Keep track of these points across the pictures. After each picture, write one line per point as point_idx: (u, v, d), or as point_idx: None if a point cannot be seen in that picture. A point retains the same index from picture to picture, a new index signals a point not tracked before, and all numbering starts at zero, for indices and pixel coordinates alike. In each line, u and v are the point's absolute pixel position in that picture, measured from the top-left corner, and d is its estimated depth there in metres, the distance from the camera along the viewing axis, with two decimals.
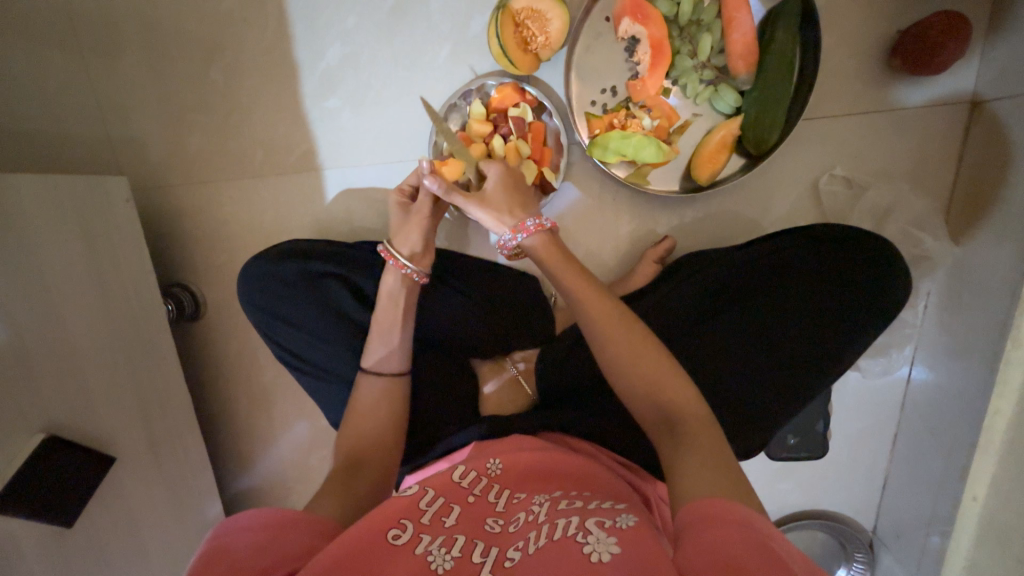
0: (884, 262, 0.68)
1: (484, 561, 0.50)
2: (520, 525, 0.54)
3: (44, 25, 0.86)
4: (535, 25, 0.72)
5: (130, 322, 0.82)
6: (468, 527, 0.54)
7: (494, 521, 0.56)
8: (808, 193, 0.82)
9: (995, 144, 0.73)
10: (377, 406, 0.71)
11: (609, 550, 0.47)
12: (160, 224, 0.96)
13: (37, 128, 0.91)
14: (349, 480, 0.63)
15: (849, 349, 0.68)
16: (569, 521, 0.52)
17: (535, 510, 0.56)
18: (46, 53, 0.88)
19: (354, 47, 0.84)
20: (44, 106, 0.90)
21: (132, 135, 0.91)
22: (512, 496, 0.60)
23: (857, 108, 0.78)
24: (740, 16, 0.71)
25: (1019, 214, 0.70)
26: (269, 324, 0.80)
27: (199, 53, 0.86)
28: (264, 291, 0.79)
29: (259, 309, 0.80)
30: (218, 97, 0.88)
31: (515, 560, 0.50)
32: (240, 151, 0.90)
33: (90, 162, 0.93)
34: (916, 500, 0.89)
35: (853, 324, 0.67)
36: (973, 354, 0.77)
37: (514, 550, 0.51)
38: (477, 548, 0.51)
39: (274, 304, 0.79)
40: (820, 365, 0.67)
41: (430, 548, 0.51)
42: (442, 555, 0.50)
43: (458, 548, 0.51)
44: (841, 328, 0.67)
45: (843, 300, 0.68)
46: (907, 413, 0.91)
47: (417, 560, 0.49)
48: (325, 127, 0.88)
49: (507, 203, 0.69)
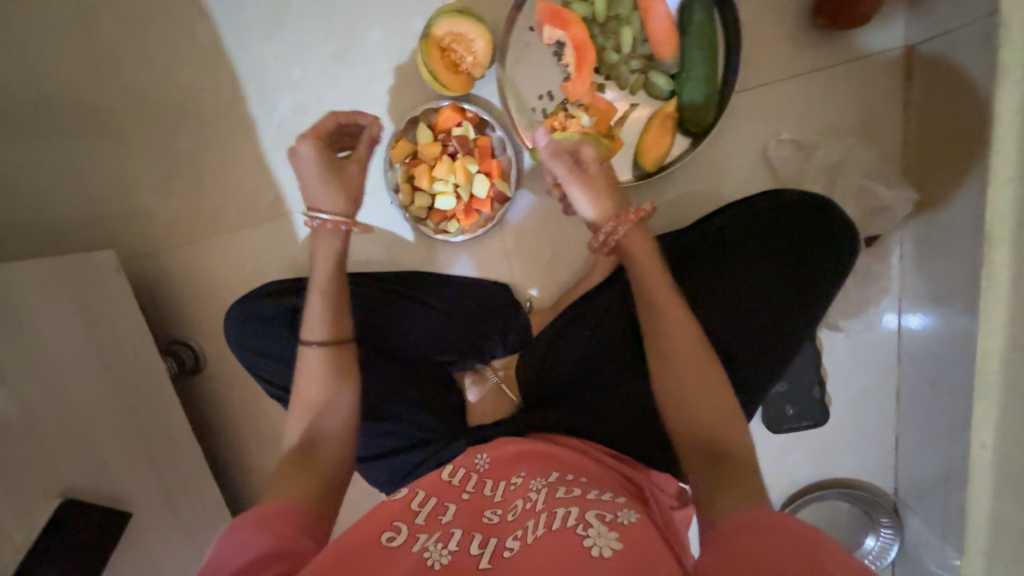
0: (834, 223, 0.69)
1: (482, 552, 0.52)
2: (518, 513, 0.56)
3: (27, 123, 0.94)
4: (460, 48, 0.75)
5: (133, 383, 0.87)
6: (465, 520, 0.57)
7: (492, 512, 0.58)
8: (759, 162, 0.82)
9: (934, 83, 0.72)
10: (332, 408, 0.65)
11: (610, 545, 0.48)
12: (152, 288, 1.01)
13: (31, 218, 0.98)
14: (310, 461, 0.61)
15: (808, 314, 0.67)
16: (569, 513, 0.53)
17: (532, 496, 0.58)
18: (32, 148, 0.95)
19: (303, 96, 0.89)
20: (36, 196, 0.97)
21: (115, 209, 0.97)
22: (509, 484, 0.62)
23: (791, 72, 0.79)
24: (654, 4, 0.72)
25: (964, 149, 0.69)
26: (255, 362, 0.82)
27: (165, 124, 0.93)
28: (247, 332, 0.82)
29: (244, 350, 0.83)
30: (188, 164, 0.94)
31: (513, 549, 0.51)
32: (215, 208, 0.96)
33: (79, 239, 0.99)
34: (928, 456, 0.86)
35: (820, 281, 0.67)
36: (954, 301, 0.74)
37: (513, 539, 0.52)
38: (474, 540, 0.53)
39: (258, 343, 0.82)
40: (790, 329, 0.67)
41: (426, 544, 0.53)
42: (439, 550, 0.52)
43: (454, 542, 0.53)
44: (800, 292, 0.67)
45: (798, 266, 0.68)
46: (905, 367, 0.88)
47: (415, 556, 0.51)
48: (289, 174, 0.92)
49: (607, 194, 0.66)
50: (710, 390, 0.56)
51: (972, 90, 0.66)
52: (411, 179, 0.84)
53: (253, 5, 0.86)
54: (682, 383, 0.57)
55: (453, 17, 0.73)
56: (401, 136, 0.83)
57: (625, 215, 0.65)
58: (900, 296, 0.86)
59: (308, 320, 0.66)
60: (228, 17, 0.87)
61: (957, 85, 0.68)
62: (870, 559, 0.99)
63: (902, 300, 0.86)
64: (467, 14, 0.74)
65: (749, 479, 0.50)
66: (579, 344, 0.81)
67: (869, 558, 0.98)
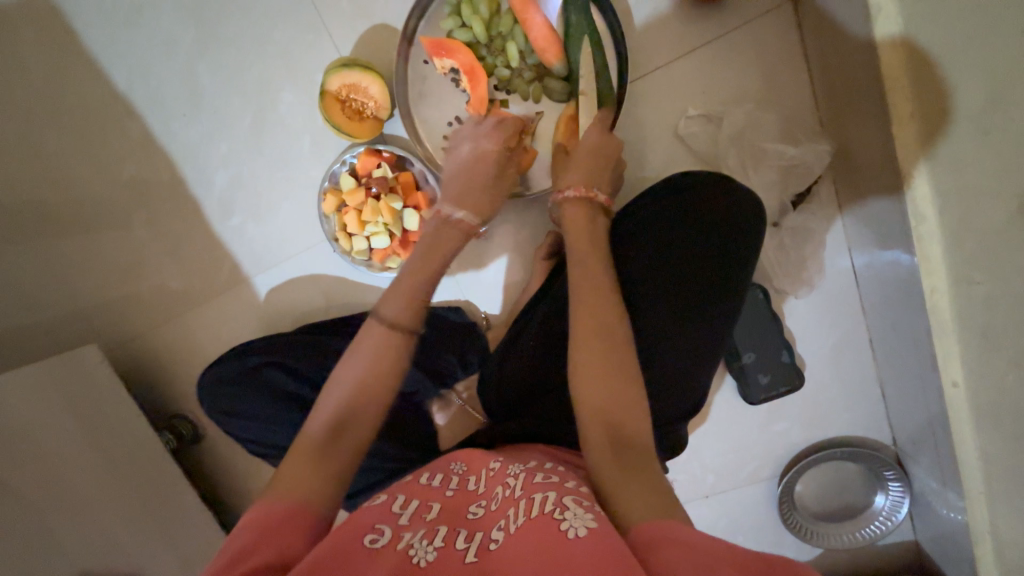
0: (734, 193, 0.70)
1: (468, 546, 0.50)
2: (499, 502, 0.55)
3: None
4: (358, 96, 0.79)
5: (132, 464, 0.93)
6: (449, 517, 0.54)
7: (476, 506, 0.55)
8: (674, 142, 0.82)
9: (822, 31, 0.72)
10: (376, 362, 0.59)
11: (586, 524, 0.46)
12: (136, 373, 1.06)
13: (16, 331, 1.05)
14: (340, 441, 0.55)
15: (729, 294, 0.70)
16: (547, 498, 0.51)
17: (510, 483, 0.56)
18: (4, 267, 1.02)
19: (234, 168, 0.93)
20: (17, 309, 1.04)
21: (86, 308, 1.03)
22: (488, 472, 0.60)
23: (683, 49, 0.79)
24: (530, 15, 0.73)
25: (860, 91, 0.68)
26: (227, 422, 0.85)
27: (117, 220, 0.98)
28: (216, 395, 0.85)
29: (216, 415, 0.86)
30: (146, 250, 0.99)
31: (498, 540, 0.49)
32: (178, 288, 1.01)
33: (59, 343, 1.04)
34: (912, 403, 0.83)
35: (725, 249, 0.70)
36: (891, 241, 0.72)
37: (496, 530, 0.51)
38: (459, 534, 0.51)
39: (227, 404, 0.85)
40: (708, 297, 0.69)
41: (412, 541, 0.50)
42: (424, 547, 0.49)
43: (440, 538, 0.50)
44: (717, 275, 0.69)
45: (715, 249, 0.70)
46: (869, 317, 0.85)
47: (399, 555, 0.48)
48: (237, 242, 0.97)
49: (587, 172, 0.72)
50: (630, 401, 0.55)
51: (853, 32, 0.65)
52: (344, 226, 0.87)
53: (175, 94, 0.92)
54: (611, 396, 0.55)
55: (342, 71, 0.77)
56: (330, 187, 0.87)
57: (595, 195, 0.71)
58: (847, 242, 0.84)
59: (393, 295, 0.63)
60: (155, 110, 0.93)
61: (841, 29, 0.68)
62: (883, 518, 0.96)
63: (851, 245, 0.84)
64: (356, 64, 0.77)
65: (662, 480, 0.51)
66: (527, 353, 0.79)
67: (882, 517, 0.96)
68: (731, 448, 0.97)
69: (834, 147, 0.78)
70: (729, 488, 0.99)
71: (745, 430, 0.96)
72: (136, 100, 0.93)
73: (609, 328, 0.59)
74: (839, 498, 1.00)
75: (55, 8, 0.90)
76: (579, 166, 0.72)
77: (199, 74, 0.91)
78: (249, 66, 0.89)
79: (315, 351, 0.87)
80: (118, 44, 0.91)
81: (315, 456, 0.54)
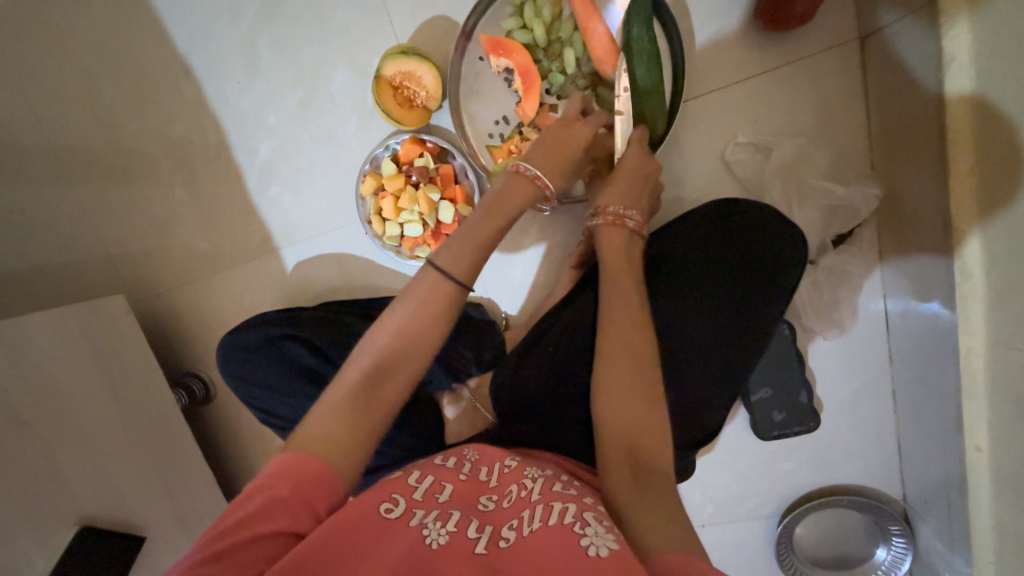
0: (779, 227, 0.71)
1: (479, 536, 0.52)
2: (513, 501, 0.56)
3: (38, 185, 1.03)
4: (411, 84, 0.80)
5: (144, 416, 0.95)
6: (461, 504, 0.56)
7: (488, 499, 0.57)
8: (719, 167, 0.81)
9: (888, 74, 0.71)
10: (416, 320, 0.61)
11: (608, 545, 0.47)
12: (157, 327, 1.08)
13: (46, 272, 1.07)
14: (370, 397, 0.57)
15: (762, 326, 0.69)
16: (567, 510, 0.52)
17: (527, 485, 0.58)
18: (44, 208, 1.04)
19: (279, 140, 0.95)
20: (52, 251, 1.07)
21: (118, 258, 1.05)
22: (503, 468, 0.61)
23: (740, 75, 0.79)
24: (593, 24, 0.73)
25: (921, 139, 0.66)
26: (244, 388, 0.87)
27: (160, 176, 1.00)
28: (235, 362, 0.87)
29: (232, 379, 0.88)
30: (183, 209, 1.01)
31: (509, 539, 0.51)
32: (209, 250, 1.02)
33: (88, 288, 1.07)
34: (930, 461, 0.81)
35: (765, 281, 0.69)
36: (931, 293, 0.70)
37: (508, 528, 0.52)
38: (471, 524, 0.53)
39: (245, 372, 0.86)
40: (740, 330, 0.68)
41: (425, 521, 0.52)
42: (437, 530, 0.52)
43: (453, 523, 0.53)
44: (754, 305, 0.69)
45: (755, 280, 0.69)
46: (896, 368, 0.84)
47: (413, 533, 0.51)
48: (272, 213, 0.98)
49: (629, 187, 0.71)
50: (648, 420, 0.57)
51: (923, 79, 0.64)
52: (380, 210, 0.88)
53: (231, 62, 0.94)
54: (633, 417, 0.57)
55: (399, 58, 0.77)
56: (371, 170, 0.87)
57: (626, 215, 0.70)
58: (884, 288, 0.82)
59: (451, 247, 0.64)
60: (210, 74, 0.95)
61: (909, 73, 0.66)
62: (881, 573, 0.94)
63: (886, 290, 0.82)
64: (412, 53, 0.77)
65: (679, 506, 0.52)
66: (548, 358, 0.78)
67: (881, 572, 0.94)
68: (734, 480, 0.96)
69: (883, 192, 0.77)
70: (726, 520, 0.98)
71: (751, 464, 0.95)
72: (194, 63, 0.95)
73: (635, 344, 0.61)
74: (838, 545, 0.98)
75: None
76: (620, 183, 0.71)
77: (257, 43, 0.92)
78: (307, 43, 0.90)
79: (335, 329, 0.87)
80: (184, 7, 0.93)
81: (345, 406, 0.56)
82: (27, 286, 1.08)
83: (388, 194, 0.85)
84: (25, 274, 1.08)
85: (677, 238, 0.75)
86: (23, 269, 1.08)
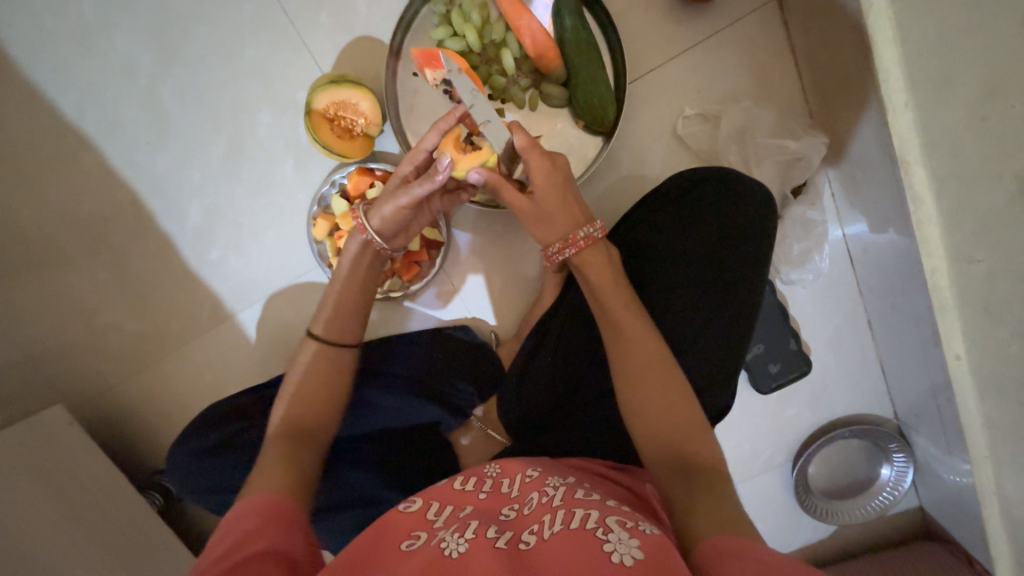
0: (747, 186, 0.72)
1: (497, 539, 0.51)
2: (534, 507, 0.55)
3: None
4: (348, 114, 0.74)
5: (118, 534, 0.84)
6: (483, 516, 0.55)
7: (510, 508, 0.57)
8: (673, 142, 0.82)
9: (812, 28, 0.74)
10: (313, 382, 0.65)
11: (632, 553, 0.46)
12: (107, 432, 0.95)
13: None
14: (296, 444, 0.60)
15: (756, 286, 0.70)
16: (590, 515, 0.51)
17: (548, 492, 0.57)
18: None
19: (210, 198, 0.86)
20: None
21: (43, 366, 0.92)
22: (525, 479, 0.61)
23: (676, 50, 0.80)
24: (525, 21, 0.71)
25: (857, 84, 0.70)
26: (216, 498, 0.74)
27: (76, 263, 0.88)
28: (195, 470, 0.73)
29: (202, 492, 0.75)
30: (112, 294, 0.90)
31: (529, 542, 0.50)
32: (154, 332, 0.91)
33: (13, 408, 0.92)
34: (916, 377, 0.86)
35: (750, 244, 0.70)
36: (891, 225, 0.74)
37: (529, 533, 0.52)
38: (490, 529, 0.52)
39: (217, 476, 0.73)
40: (732, 295, 0.69)
41: (445, 536, 0.51)
42: (456, 540, 0.51)
43: (471, 532, 0.52)
44: (746, 269, 0.70)
45: (744, 247, 0.70)
46: (867, 298, 0.89)
47: (433, 549, 0.50)
48: (219, 277, 0.89)
49: (561, 216, 0.67)
50: (677, 403, 0.59)
51: (846, 26, 0.67)
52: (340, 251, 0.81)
53: (135, 122, 0.84)
54: (660, 411, 0.59)
55: (330, 88, 0.72)
56: (322, 211, 0.81)
57: (574, 237, 0.66)
58: (838, 214, 0.87)
59: (322, 317, 0.68)
60: (114, 138, 0.84)
61: (833, 24, 0.70)
62: (890, 488, 1.00)
63: (840, 215, 0.87)
64: (344, 81, 0.73)
65: (726, 489, 0.53)
66: (548, 368, 0.78)
67: (890, 488, 1.00)
68: (746, 439, 0.99)
69: (827, 138, 0.81)
70: (747, 479, 1.00)
71: (757, 421, 0.98)
72: (90, 131, 0.84)
73: (660, 359, 0.62)
74: (848, 474, 1.03)
75: None
76: (552, 206, 0.67)
77: (161, 97, 0.83)
78: (221, 88, 0.82)
79: None
80: (65, 69, 0.82)
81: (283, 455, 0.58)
82: None
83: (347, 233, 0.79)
84: None
85: (661, 216, 0.74)
86: None
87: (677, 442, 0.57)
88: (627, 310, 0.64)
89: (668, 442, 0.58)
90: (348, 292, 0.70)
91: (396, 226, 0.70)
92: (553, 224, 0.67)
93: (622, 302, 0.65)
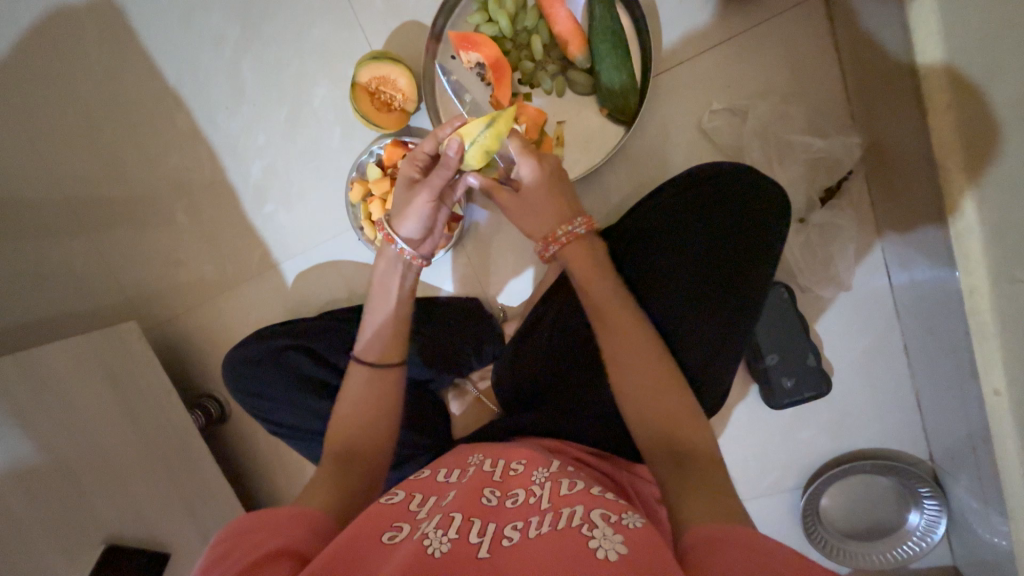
0: (758, 182, 0.72)
1: (482, 540, 0.49)
2: (519, 503, 0.53)
3: (47, 229, 1.07)
4: (387, 89, 0.82)
5: (161, 436, 0.97)
6: (465, 504, 0.53)
7: (492, 494, 0.55)
8: (698, 136, 0.83)
9: (853, 25, 0.72)
10: (364, 395, 0.68)
11: (616, 547, 0.45)
12: (168, 353, 1.11)
13: (55, 312, 1.10)
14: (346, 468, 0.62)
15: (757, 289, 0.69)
16: (574, 511, 0.50)
17: (536, 491, 0.55)
18: (51, 250, 1.08)
19: (270, 158, 0.98)
20: (59, 291, 1.09)
21: (126, 291, 1.09)
22: (511, 470, 0.59)
23: (707, 44, 0.80)
24: (556, 9, 0.75)
25: (896, 83, 0.66)
26: (248, 402, 0.86)
27: (160, 205, 1.04)
28: (239, 376, 0.86)
29: (243, 399, 0.87)
30: (185, 237, 1.05)
31: (513, 539, 0.49)
32: (213, 270, 1.05)
33: (99, 323, 1.10)
34: (954, 417, 0.75)
35: (758, 245, 0.70)
36: (930, 237, 0.68)
37: (513, 529, 0.50)
38: (474, 527, 0.50)
39: (252, 385, 0.85)
40: (729, 294, 0.68)
41: (427, 531, 0.49)
42: (440, 537, 0.48)
43: (455, 530, 0.49)
44: (748, 268, 0.69)
45: (748, 247, 0.69)
46: (904, 320, 0.83)
47: (415, 544, 0.48)
48: (270, 229, 1.01)
49: (547, 215, 0.70)
50: (666, 390, 0.59)
51: (885, 22, 0.64)
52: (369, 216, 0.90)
53: (218, 89, 0.98)
54: (637, 387, 0.59)
55: (374, 64, 0.80)
56: (358, 177, 0.89)
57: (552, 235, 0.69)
58: (874, 224, 0.83)
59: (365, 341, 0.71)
60: (200, 102, 0.99)
61: (873, 21, 0.67)
62: (917, 537, 0.90)
63: (877, 226, 0.82)
64: (386, 58, 0.80)
65: (715, 477, 0.52)
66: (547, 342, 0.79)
67: (916, 537, 0.90)
68: (754, 454, 0.94)
69: (865, 141, 0.78)
70: (750, 497, 0.95)
71: (767, 437, 0.93)
72: (184, 94, 0.99)
73: (643, 345, 0.61)
74: (868, 515, 0.94)
75: (118, 8, 0.98)
76: (543, 207, 0.70)
77: (240, 68, 0.96)
78: (288, 62, 0.94)
79: (336, 339, 0.87)
80: (171, 43, 0.98)
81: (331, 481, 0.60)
82: (36, 329, 1.09)
83: (375, 201, 0.86)
84: (34, 316, 1.10)
85: (668, 209, 0.74)
86: (32, 311, 1.09)
87: (669, 434, 0.56)
88: (610, 289, 0.65)
89: (668, 433, 0.56)
90: (385, 302, 0.73)
91: (422, 232, 0.73)
92: (544, 222, 0.70)
93: (606, 286, 0.66)
